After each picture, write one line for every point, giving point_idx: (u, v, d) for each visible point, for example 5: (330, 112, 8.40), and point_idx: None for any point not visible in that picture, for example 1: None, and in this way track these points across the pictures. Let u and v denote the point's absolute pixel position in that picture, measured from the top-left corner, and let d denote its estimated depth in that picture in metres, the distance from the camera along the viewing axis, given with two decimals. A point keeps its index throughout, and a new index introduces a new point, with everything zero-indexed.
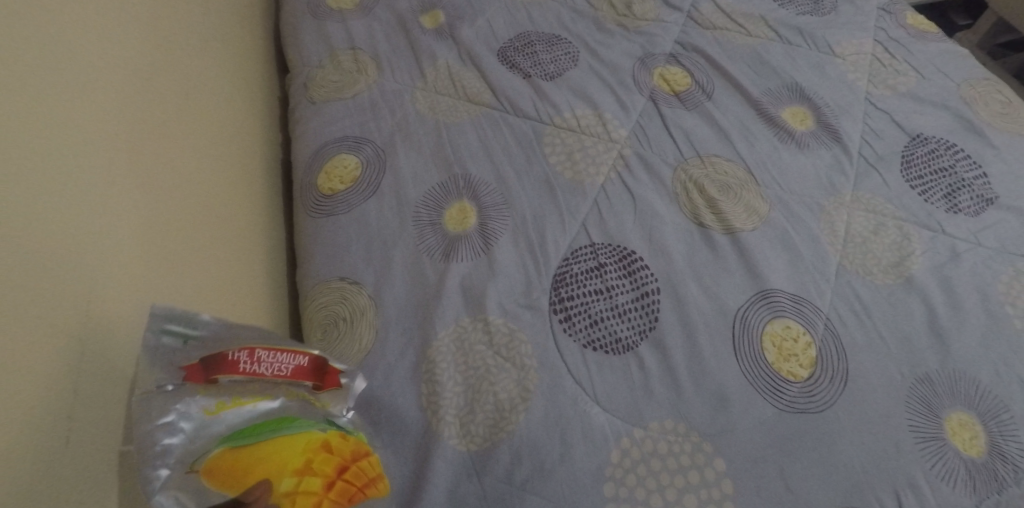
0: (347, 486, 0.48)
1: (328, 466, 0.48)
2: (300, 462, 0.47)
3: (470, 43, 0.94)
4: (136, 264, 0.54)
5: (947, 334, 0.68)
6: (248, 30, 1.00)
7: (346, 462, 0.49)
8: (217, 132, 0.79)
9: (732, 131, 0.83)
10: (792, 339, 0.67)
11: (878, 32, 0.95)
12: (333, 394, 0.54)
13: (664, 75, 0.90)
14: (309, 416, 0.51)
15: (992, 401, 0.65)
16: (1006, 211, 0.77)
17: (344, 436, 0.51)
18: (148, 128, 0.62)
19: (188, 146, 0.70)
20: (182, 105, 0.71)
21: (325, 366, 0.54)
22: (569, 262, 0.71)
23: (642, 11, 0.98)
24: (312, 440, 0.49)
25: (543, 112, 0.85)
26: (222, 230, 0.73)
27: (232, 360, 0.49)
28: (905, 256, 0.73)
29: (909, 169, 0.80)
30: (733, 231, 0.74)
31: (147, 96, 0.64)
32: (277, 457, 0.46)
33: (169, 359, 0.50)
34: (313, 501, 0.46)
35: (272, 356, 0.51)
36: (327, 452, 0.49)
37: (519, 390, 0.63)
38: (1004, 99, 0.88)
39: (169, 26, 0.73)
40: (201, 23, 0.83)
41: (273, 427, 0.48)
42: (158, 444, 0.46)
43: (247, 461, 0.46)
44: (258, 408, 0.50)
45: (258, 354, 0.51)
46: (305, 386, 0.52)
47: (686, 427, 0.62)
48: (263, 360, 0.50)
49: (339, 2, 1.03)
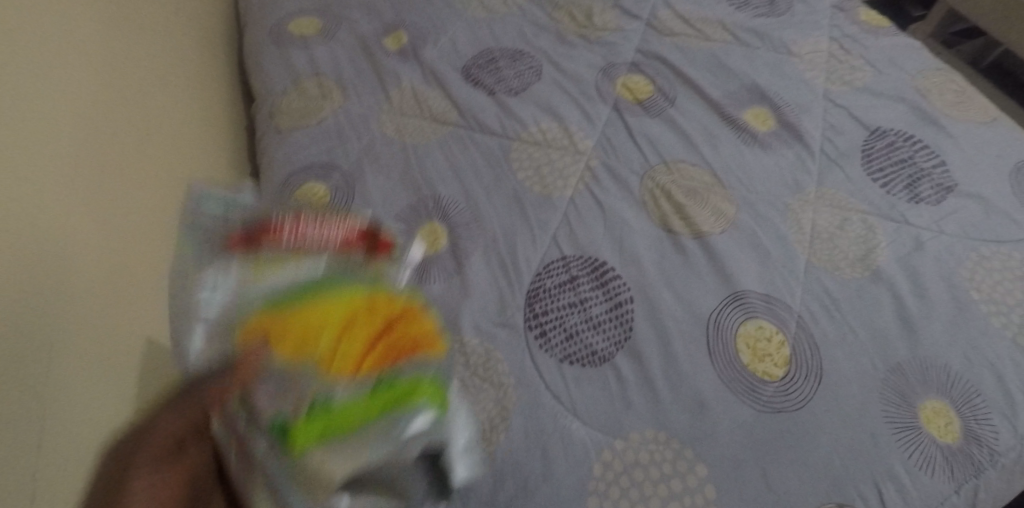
0: (396, 340, 0.56)
1: (370, 321, 0.56)
2: (347, 316, 0.56)
3: (433, 63, 0.94)
4: (123, 309, 0.60)
5: (916, 323, 0.69)
6: (208, 62, 1.01)
7: (393, 318, 0.58)
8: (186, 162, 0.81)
9: (695, 135, 0.84)
10: (766, 339, 0.68)
11: (833, 30, 0.97)
12: (387, 263, 0.67)
13: (627, 84, 0.91)
14: (353, 275, 0.61)
15: (964, 386, 0.66)
16: (966, 198, 0.79)
17: (388, 296, 0.60)
18: (111, 173, 0.64)
19: (158, 184, 0.73)
20: (145, 144, 0.73)
21: (374, 238, 0.68)
22: (542, 277, 0.71)
23: (602, 21, 0.99)
24: (359, 298, 0.58)
25: (509, 128, 0.85)
26: None
27: (275, 229, 0.63)
28: (871, 248, 0.75)
29: (870, 162, 0.82)
30: (702, 235, 0.75)
31: (108, 142, 0.66)
32: (326, 314, 0.56)
33: (211, 226, 0.64)
34: (363, 350, 0.54)
35: (317, 230, 0.65)
36: (373, 308, 0.58)
37: (498, 410, 0.64)
38: (958, 89, 0.91)
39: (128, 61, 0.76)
40: (147, 51, 0.82)
41: (313, 296, 0.57)
42: (197, 297, 0.57)
43: (300, 318, 0.55)
44: (299, 271, 0.60)
45: (301, 226, 0.64)
46: (354, 256, 0.65)
47: (666, 434, 0.63)
48: (307, 234, 0.64)
49: (301, 27, 1.02)
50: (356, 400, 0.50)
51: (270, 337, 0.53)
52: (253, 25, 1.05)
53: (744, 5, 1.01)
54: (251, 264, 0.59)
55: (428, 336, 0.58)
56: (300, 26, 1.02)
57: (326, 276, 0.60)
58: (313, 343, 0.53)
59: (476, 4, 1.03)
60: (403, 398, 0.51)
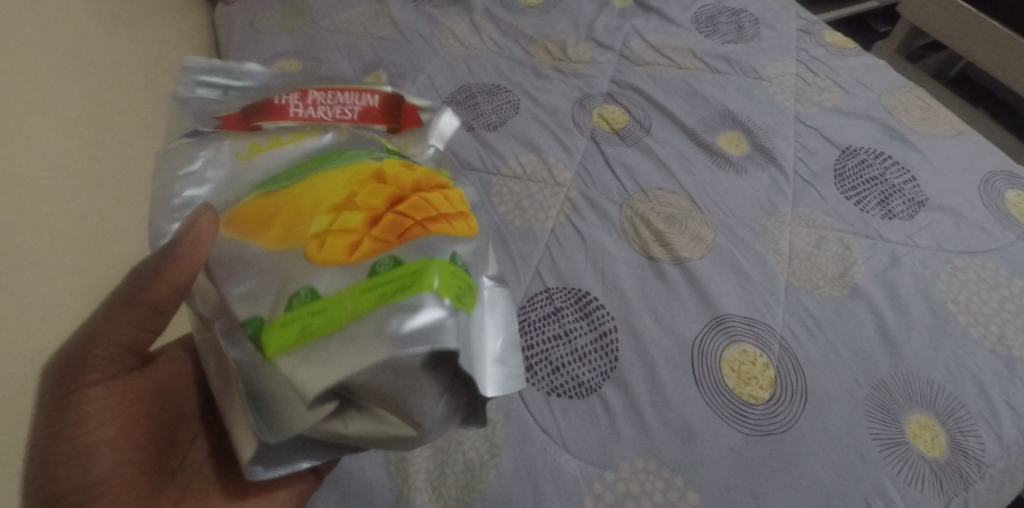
0: (400, 216, 0.49)
1: (371, 198, 0.50)
2: (342, 197, 0.51)
3: (412, 102, 0.96)
4: (32, 293, 0.56)
5: (897, 338, 0.70)
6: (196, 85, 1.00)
7: (403, 193, 0.51)
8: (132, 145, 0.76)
9: (671, 162, 0.86)
10: (750, 362, 0.69)
11: (800, 53, 1.00)
12: (411, 136, 0.68)
13: (602, 114, 0.93)
14: (359, 152, 0.57)
15: (947, 399, 0.67)
16: (939, 211, 0.80)
17: (401, 170, 0.54)
18: (38, 160, 0.60)
19: (104, 169, 0.70)
20: (91, 125, 0.69)
21: (394, 108, 0.68)
22: (526, 310, 0.72)
23: (576, 54, 1.02)
24: (360, 173, 0.52)
25: (489, 162, 0.87)
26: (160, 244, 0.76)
27: (280, 107, 0.62)
28: (848, 266, 0.76)
29: (842, 181, 0.84)
30: (682, 261, 0.76)
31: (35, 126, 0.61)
32: (318, 192, 0.51)
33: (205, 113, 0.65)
34: (357, 230, 0.48)
35: (330, 101, 0.65)
36: (377, 183, 0.52)
37: (487, 446, 0.64)
38: (924, 104, 0.93)
39: (108, 49, 0.77)
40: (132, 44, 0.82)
41: (315, 171, 0.54)
42: (181, 195, 0.56)
43: (290, 205, 0.52)
44: (305, 147, 0.59)
45: (310, 99, 0.64)
46: (376, 129, 0.67)
47: (656, 463, 0.63)
48: (314, 105, 0.64)
49: (281, 70, 1.03)
50: (346, 292, 0.46)
51: (261, 223, 0.52)
52: None
53: (712, 33, 1.03)
54: (246, 141, 0.60)
55: (450, 215, 0.52)
56: (280, 69, 1.03)
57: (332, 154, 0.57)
58: (298, 229, 0.50)
59: (452, 41, 1.05)
60: (403, 285, 0.46)
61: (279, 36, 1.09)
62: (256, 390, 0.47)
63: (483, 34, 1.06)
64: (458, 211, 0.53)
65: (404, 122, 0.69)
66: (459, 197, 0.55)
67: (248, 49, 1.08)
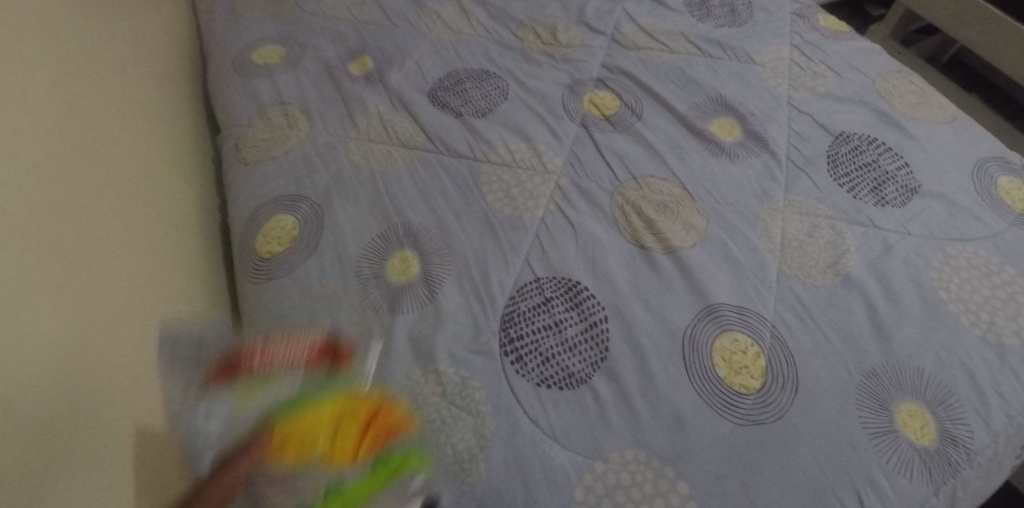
0: (375, 430, 0.63)
1: (353, 427, 0.63)
2: (331, 431, 0.63)
3: (400, 87, 0.94)
4: (139, 319, 0.70)
5: (889, 327, 0.70)
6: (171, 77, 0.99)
7: (368, 418, 0.64)
8: (144, 151, 0.85)
9: (663, 149, 0.85)
10: (741, 351, 0.68)
11: (794, 37, 0.98)
12: (354, 366, 0.67)
13: (593, 100, 0.91)
14: (323, 395, 0.65)
15: (937, 387, 0.67)
16: (931, 198, 0.80)
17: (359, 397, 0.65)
18: (86, 201, 0.70)
19: (122, 191, 0.77)
20: (103, 153, 0.77)
21: (334, 349, 0.69)
22: (516, 300, 0.72)
23: (567, 38, 1.00)
24: (335, 412, 0.64)
25: (478, 150, 0.85)
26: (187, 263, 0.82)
27: (247, 367, 0.67)
28: (840, 254, 0.75)
29: (835, 167, 0.83)
30: (673, 250, 0.75)
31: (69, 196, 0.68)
32: (314, 428, 0.62)
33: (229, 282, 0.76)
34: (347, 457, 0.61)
35: (284, 351, 0.68)
36: (348, 419, 0.63)
37: (476, 439, 0.64)
38: (918, 90, 0.92)
39: (107, 76, 0.85)
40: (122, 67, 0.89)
41: (298, 412, 0.63)
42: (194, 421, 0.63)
43: (300, 435, 0.62)
44: (279, 393, 0.65)
45: (271, 354, 0.68)
46: (318, 371, 0.67)
47: (646, 454, 0.63)
48: (276, 359, 0.68)
49: (265, 56, 1.01)
50: (361, 480, 0.60)
51: (269, 449, 0.61)
52: (216, 55, 1.03)
53: (705, 17, 1.02)
54: (235, 393, 0.64)
55: (394, 426, 0.64)
56: (264, 55, 1.01)
57: (303, 390, 0.65)
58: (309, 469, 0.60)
59: (440, 25, 1.03)
60: (394, 473, 0.60)
61: (264, 21, 1.07)
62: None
63: (472, 18, 1.04)
64: (403, 420, 0.64)
65: (341, 359, 0.68)
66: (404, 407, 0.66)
67: (231, 35, 1.05)
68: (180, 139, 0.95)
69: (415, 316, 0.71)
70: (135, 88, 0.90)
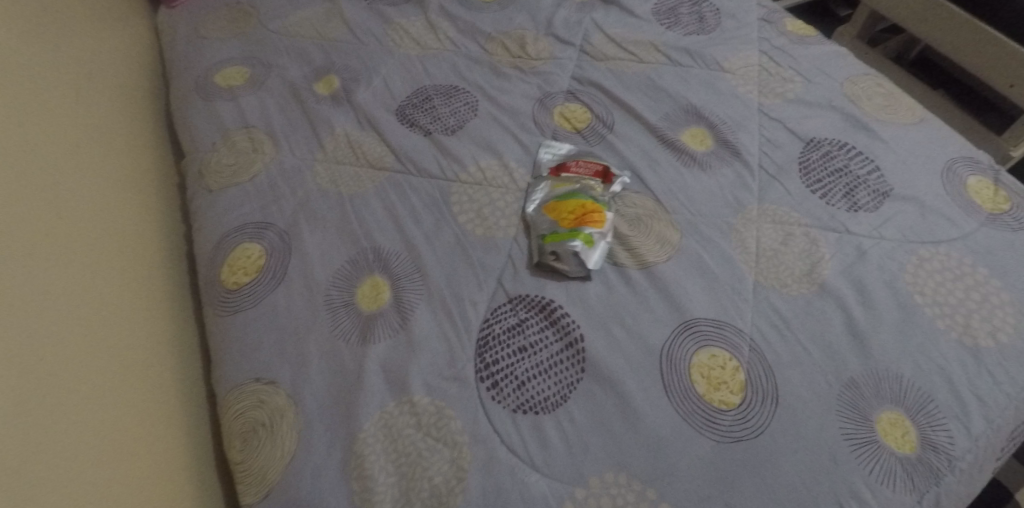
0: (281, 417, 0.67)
1: (265, 412, 0.68)
2: (252, 416, 0.68)
3: (367, 106, 0.92)
4: (112, 337, 0.74)
5: (865, 334, 0.69)
6: (119, 104, 0.96)
7: (283, 408, 0.68)
8: (104, 164, 0.86)
9: (634, 162, 0.84)
10: (719, 367, 0.67)
11: (762, 43, 0.98)
12: (269, 384, 0.69)
13: (563, 113, 0.90)
14: (241, 395, 0.70)
15: (917, 393, 0.66)
16: (903, 201, 0.78)
17: (273, 390, 0.69)
18: (63, 244, 0.74)
19: (91, 218, 0.79)
20: (68, 181, 0.79)
21: (258, 373, 0.70)
22: (490, 323, 0.71)
23: (535, 50, 0.98)
24: (258, 397, 0.69)
25: (448, 169, 0.84)
26: (146, 258, 0.85)
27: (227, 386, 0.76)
28: (815, 262, 0.74)
29: (807, 174, 0.82)
30: (647, 265, 0.74)
31: (63, 282, 0.71)
32: (235, 415, 0.69)
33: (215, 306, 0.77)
34: (263, 434, 0.67)
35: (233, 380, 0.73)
36: (263, 404, 0.68)
37: (453, 471, 0.63)
38: (886, 92, 0.91)
39: (52, 92, 0.83)
40: (66, 81, 0.87)
41: (229, 412, 0.70)
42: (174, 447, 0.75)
43: (232, 429, 0.69)
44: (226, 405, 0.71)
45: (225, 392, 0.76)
46: (241, 386, 0.70)
47: (626, 476, 0.62)
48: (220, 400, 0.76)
49: (227, 78, 0.98)
50: (281, 446, 0.66)
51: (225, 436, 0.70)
52: (178, 78, 1.01)
53: (674, 25, 1.01)
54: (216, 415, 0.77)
55: (306, 400, 0.68)
56: (227, 76, 0.99)
57: (229, 399, 0.70)
58: (241, 449, 0.68)
59: (407, 40, 1.01)
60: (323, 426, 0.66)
61: (227, 42, 1.05)
62: (257, 475, 0.66)
63: (439, 32, 1.02)
64: (301, 411, 0.67)
65: (258, 378, 0.70)
66: (330, 386, 0.68)
67: (193, 58, 1.03)
68: (133, 155, 0.93)
69: (393, 346, 0.70)
70: (76, 93, 0.88)
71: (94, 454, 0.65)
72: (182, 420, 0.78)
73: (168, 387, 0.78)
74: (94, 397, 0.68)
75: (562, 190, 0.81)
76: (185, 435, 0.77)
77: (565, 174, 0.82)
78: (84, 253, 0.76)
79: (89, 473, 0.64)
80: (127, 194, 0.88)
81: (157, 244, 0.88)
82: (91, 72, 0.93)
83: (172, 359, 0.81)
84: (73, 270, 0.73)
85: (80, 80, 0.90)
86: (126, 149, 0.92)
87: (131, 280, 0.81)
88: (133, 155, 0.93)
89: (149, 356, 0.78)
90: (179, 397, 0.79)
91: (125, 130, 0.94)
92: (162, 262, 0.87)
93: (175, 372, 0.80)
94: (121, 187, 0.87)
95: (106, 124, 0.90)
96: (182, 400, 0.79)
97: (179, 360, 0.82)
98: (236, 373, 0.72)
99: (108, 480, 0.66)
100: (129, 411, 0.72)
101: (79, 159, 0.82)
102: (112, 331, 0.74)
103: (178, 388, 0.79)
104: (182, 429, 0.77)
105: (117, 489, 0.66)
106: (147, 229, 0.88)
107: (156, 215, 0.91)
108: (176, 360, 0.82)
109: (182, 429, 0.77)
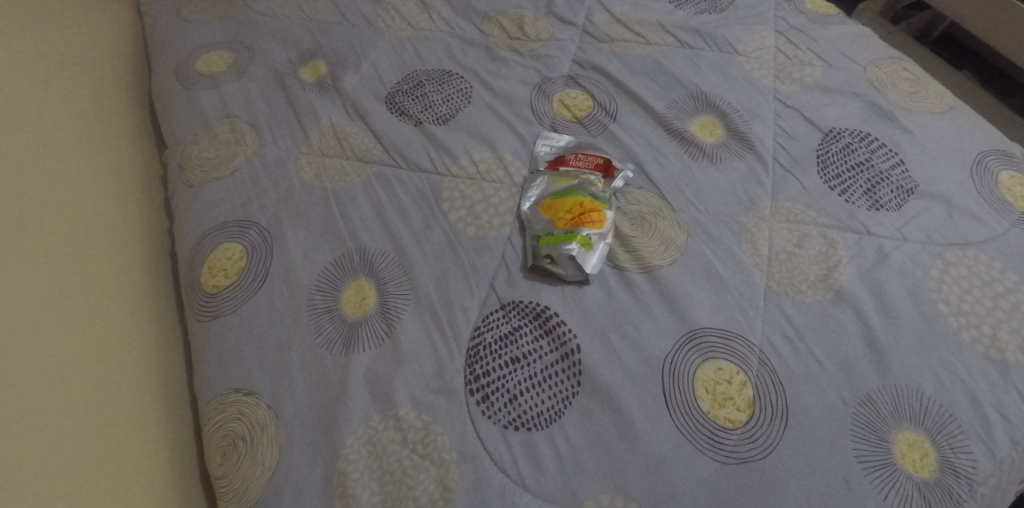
0: (259, 432, 0.64)
1: (241, 426, 0.65)
2: (229, 431, 0.65)
3: (354, 93, 0.87)
4: (94, 332, 0.72)
5: (884, 347, 0.64)
6: (98, 91, 0.91)
7: (261, 424, 0.64)
8: (84, 153, 0.84)
9: (639, 154, 0.78)
10: (725, 381, 0.63)
11: (778, 22, 0.91)
12: (249, 395, 0.66)
13: (563, 100, 0.85)
14: (221, 406, 0.67)
15: (938, 412, 0.61)
16: (928, 199, 0.73)
17: (253, 402, 0.66)
18: (42, 244, 0.73)
19: (73, 211, 0.78)
20: (47, 179, 0.77)
21: (238, 385, 0.67)
22: (481, 331, 0.67)
23: (534, 31, 0.91)
24: (237, 410, 0.66)
25: (439, 163, 0.79)
26: (131, 245, 0.82)
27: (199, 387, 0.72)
28: (832, 266, 0.69)
29: (825, 168, 0.76)
30: (651, 269, 0.70)
31: (39, 287, 0.70)
32: (212, 427, 0.66)
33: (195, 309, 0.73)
34: (242, 450, 0.64)
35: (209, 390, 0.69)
36: (240, 417, 0.65)
37: (440, 491, 0.60)
38: (912, 77, 0.84)
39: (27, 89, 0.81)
40: (42, 75, 0.85)
41: (208, 422, 0.67)
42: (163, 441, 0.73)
43: (210, 441, 0.66)
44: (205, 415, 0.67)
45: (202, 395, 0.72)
46: (222, 395, 0.67)
47: (623, 499, 0.59)
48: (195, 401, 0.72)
49: (209, 63, 0.93)
50: (259, 463, 0.63)
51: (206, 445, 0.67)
52: (158, 66, 0.96)
53: (684, 2, 0.94)
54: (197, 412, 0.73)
55: (288, 414, 0.64)
56: (209, 62, 0.93)
57: (209, 407, 0.67)
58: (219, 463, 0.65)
59: (399, 22, 0.95)
60: (306, 442, 0.63)
61: (210, 24, 0.99)
62: (236, 492, 0.63)
63: (432, 12, 0.96)
64: (280, 427, 0.64)
65: (239, 388, 0.67)
66: (312, 399, 0.65)
67: (175, 43, 0.97)
68: (114, 143, 0.89)
69: (379, 357, 0.66)
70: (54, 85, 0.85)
71: (79, 450, 0.66)
72: (167, 410, 0.75)
73: (150, 398, 0.74)
74: (67, 416, 0.66)
75: (559, 186, 0.76)
76: (173, 443, 0.73)
77: (564, 168, 0.77)
78: (60, 259, 0.74)
79: (74, 468, 0.64)
80: (110, 184, 0.85)
81: (139, 241, 0.83)
82: (60, 67, 0.88)
83: (155, 356, 0.77)
84: (43, 284, 0.71)
85: (50, 77, 0.85)
86: (102, 144, 0.87)
87: (117, 270, 0.79)
88: (118, 142, 0.89)
89: (130, 360, 0.74)
90: (163, 402, 0.75)
91: (102, 124, 0.89)
92: (145, 261, 0.82)
93: (157, 383, 0.76)
94: (101, 180, 0.84)
95: (80, 120, 0.86)
96: (167, 406, 0.75)
97: (165, 356, 0.78)
98: (215, 384, 0.68)
99: (95, 473, 0.66)
100: (106, 423, 0.69)
101: (58, 153, 0.80)
102: (87, 342, 0.71)
103: (163, 388, 0.76)
104: (170, 418, 0.75)
105: (104, 480, 0.66)
106: (133, 216, 0.85)
107: (142, 200, 0.87)
108: (163, 352, 0.78)
109: (171, 429, 0.74)
